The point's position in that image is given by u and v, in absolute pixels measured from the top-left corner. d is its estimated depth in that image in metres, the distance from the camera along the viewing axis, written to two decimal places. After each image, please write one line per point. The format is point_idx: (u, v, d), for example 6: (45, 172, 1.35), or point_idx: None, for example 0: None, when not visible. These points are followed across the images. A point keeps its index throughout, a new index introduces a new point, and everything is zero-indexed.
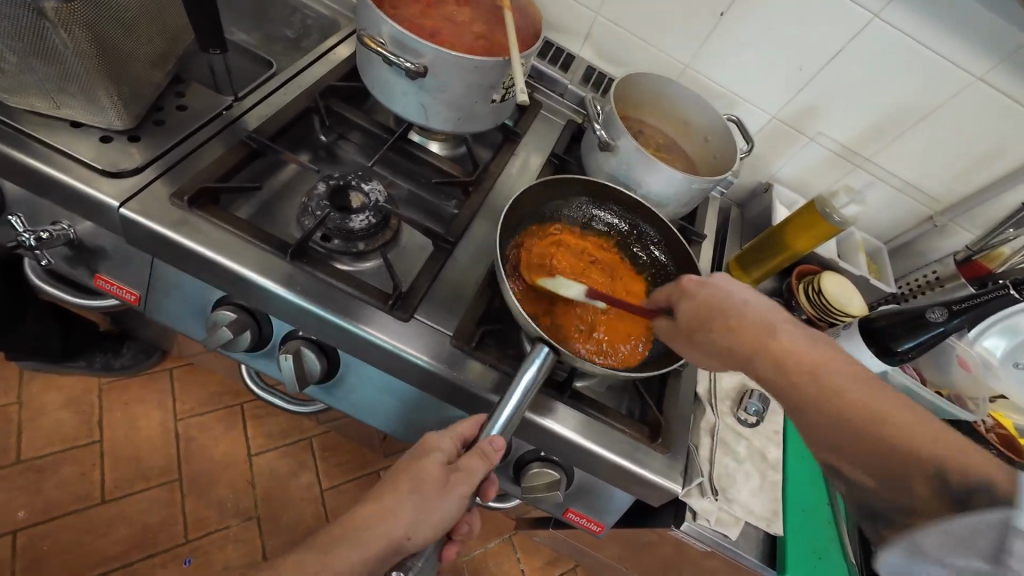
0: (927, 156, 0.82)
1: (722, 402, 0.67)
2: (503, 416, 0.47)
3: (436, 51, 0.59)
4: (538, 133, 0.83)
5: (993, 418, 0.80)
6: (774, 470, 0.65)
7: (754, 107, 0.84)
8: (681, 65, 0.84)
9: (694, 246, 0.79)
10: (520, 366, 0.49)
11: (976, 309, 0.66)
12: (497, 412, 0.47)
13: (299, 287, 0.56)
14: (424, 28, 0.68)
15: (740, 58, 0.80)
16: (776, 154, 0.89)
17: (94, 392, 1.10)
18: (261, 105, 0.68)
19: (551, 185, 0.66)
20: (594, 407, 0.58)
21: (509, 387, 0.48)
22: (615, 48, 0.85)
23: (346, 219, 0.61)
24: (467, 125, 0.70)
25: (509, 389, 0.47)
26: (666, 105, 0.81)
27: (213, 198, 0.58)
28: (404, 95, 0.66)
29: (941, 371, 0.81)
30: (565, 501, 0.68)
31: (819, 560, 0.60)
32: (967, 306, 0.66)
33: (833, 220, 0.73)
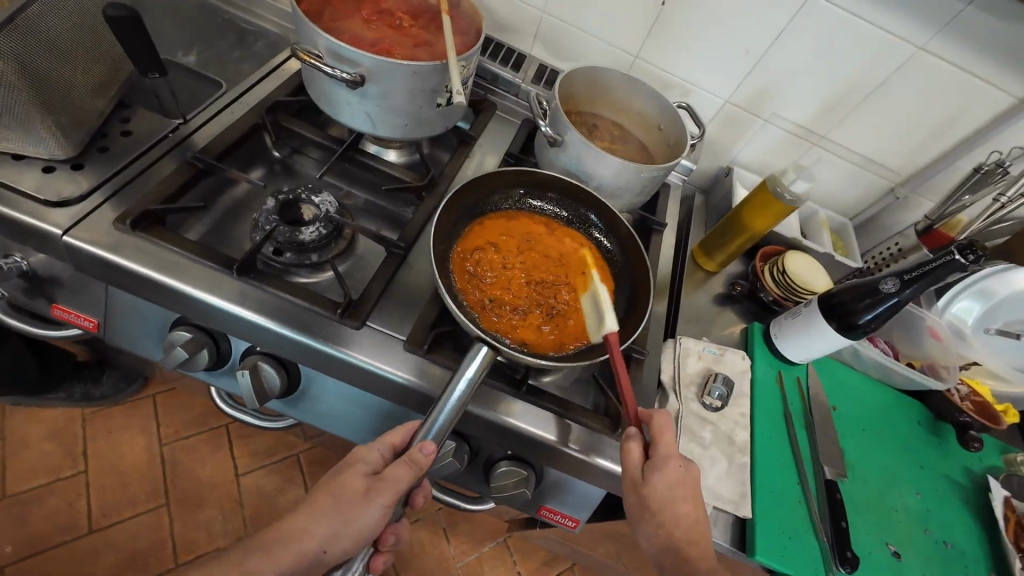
0: (883, 130, 0.82)
1: (686, 388, 0.66)
2: (438, 422, 0.45)
3: (371, 59, 0.60)
4: (494, 133, 0.84)
5: (967, 385, 0.81)
6: (743, 453, 0.63)
7: (706, 94, 0.85)
8: (630, 58, 0.84)
9: (655, 235, 0.80)
10: (465, 360, 0.49)
11: (926, 277, 0.61)
12: (434, 412, 0.45)
13: (249, 301, 0.56)
14: (365, 38, 0.68)
15: (687, 45, 0.81)
16: (734, 139, 0.89)
17: (77, 423, 1.10)
18: (211, 125, 0.68)
19: (495, 174, 0.68)
20: (554, 402, 0.59)
21: (452, 379, 0.47)
22: (565, 46, 0.86)
23: (296, 231, 0.62)
24: (416, 131, 0.71)
25: (452, 381, 0.46)
26: (617, 98, 0.82)
27: (158, 220, 0.58)
28: (349, 106, 0.67)
29: (913, 344, 0.83)
30: (536, 498, 0.68)
31: (790, 539, 0.58)
32: (918, 274, 0.62)
33: (786, 199, 0.72)
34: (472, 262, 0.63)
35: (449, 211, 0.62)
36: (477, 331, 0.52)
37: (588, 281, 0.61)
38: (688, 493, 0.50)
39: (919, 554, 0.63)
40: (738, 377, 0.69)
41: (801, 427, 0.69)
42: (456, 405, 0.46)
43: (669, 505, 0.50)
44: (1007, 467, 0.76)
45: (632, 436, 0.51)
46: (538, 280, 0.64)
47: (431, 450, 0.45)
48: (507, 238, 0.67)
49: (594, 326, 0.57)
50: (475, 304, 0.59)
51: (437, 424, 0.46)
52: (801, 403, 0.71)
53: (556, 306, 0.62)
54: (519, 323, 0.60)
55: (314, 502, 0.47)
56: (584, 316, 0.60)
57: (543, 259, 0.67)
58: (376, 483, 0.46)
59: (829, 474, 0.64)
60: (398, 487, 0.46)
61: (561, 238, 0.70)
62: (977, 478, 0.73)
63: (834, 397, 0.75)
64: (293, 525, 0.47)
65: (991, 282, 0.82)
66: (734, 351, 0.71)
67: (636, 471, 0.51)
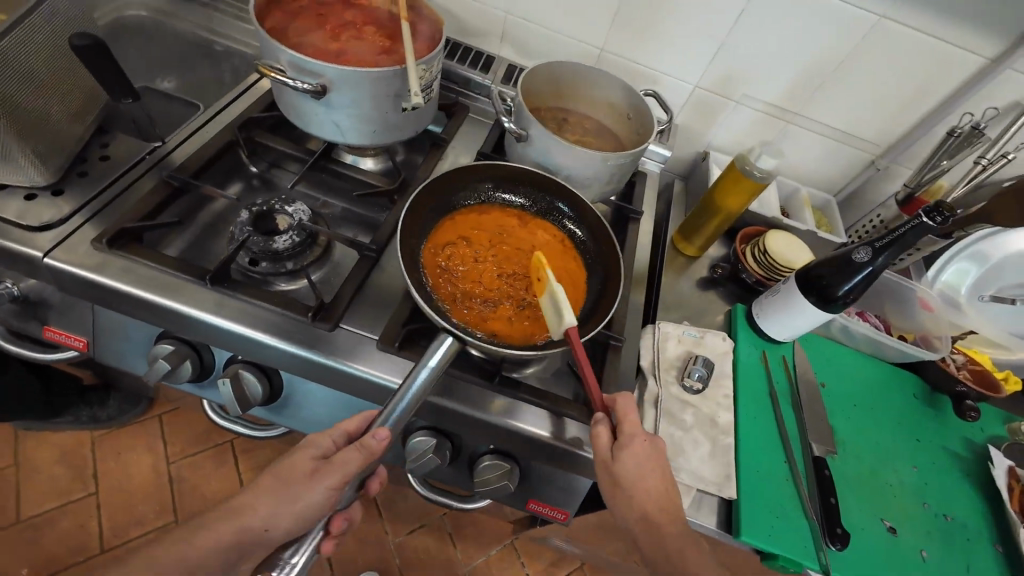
0: (855, 102, 0.81)
1: (666, 372, 0.66)
2: (397, 409, 0.46)
3: (330, 68, 0.61)
4: (467, 136, 0.86)
5: (964, 354, 0.79)
6: (726, 434, 0.63)
7: (674, 80, 0.85)
8: (596, 50, 0.85)
9: (632, 223, 0.81)
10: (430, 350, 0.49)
11: (897, 243, 0.60)
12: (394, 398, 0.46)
13: (225, 311, 0.58)
14: (329, 50, 0.70)
15: (650, 34, 0.81)
16: (707, 123, 0.89)
17: (86, 446, 1.13)
18: (186, 144, 0.70)
19: (463, 170, 0.69)
20: (529, 392, 0.59)
21: (415, 368, 0.47)
22: (531, 44, 0.87)
23: (269, 240, 0.64)
24: (385, 136, 0.72)
25: (415, 369, 0.47)
26: (586, 90, 0.82)
27: (135, 237, 0.60)
28: (317, 116, 0.68)
29: (906, 316, 0.82)
30: (523, 492, 0.68)
31: (778, 518, 0.57)
32: (888, 241, 0.61)
33: (755, 176, 0.71)
34: (443, 258, 0.64)
35: (417, 209, 0.63)
36: (442, 323, 0.52)
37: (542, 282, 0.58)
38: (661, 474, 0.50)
39: (915, 529, 0.62)
40: (720, 359, 0.69)
41: (787, 405, 0.68)
42: (418, 392, 0.47)
43: (641, 487, 0.49)
44: (1011, 436, 0.74)
45: (599, 421, 0.52)
46: (510, 272, 0.65)
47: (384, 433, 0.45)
48: (479, 233, 0.68)
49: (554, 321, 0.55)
50: (446, 298, 0.60)
51: (397, 413, 0.46)
52: (788, 381, 0.70)
53: (526, 299, 0.62)
54: (490, 315, 0.60)
55: (275, 490, 0.47)
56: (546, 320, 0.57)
57: (515, 251, 0.67)
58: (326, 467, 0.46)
59: (818, 451, 0.63)
60: (351, 476, 0.46)
61: (533, 231, 0.70)
62: (977, 449, 0.71)
63: (822, 373, 0.73)
64: (261, 520, 0.47)
65: (983, 246, 0.78)
66: (714, 333, 0.71)
67: (608, 452, 0.51)
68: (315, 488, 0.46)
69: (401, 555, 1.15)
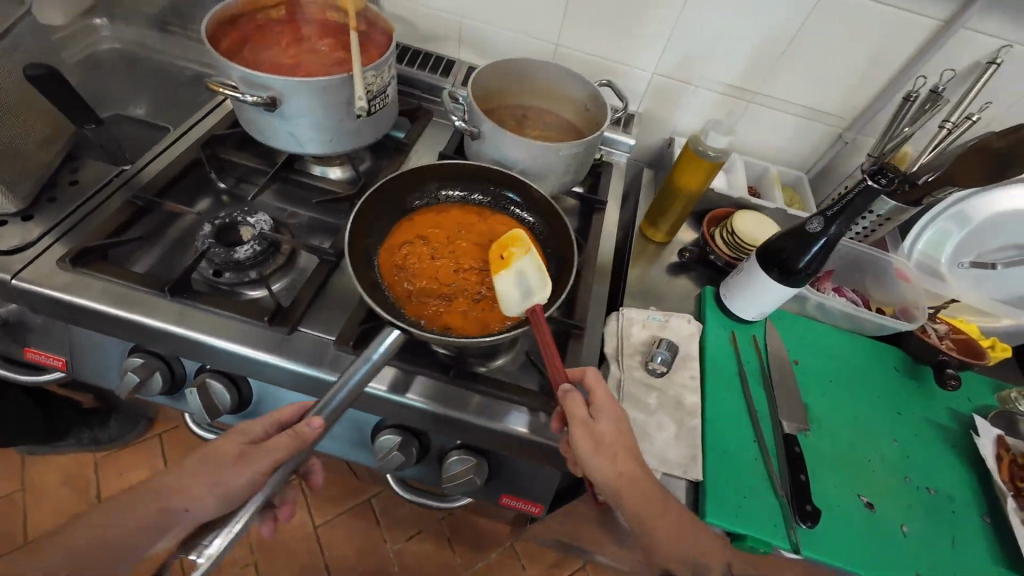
0: (815, 76, 0.80)
1: (629, 357, 0.66)
2: (333, 399, 0.47)
3: (279, 80, 0.63)
4: (430, 139, 0.87)
5: (947, 323, 0.76)
6: (693, 416, 0.62)
7: (632, 69, 0.86)
8: (552, 46, 0.86)
9: (597, 213, 0.81)
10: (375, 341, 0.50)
11: (848, 208, 0.59)
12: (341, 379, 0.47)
13: (185, 321, 0.60)
14: (284, 65, 0.72)
15: (602, 25, 0.82)
16: (670, 109, 0.89)
17: (90, 467, 1.16)
18: (152, 164, 0.73)
19: (419, 170, 0.69)
20: (487, 383, 0.60)
21: (359, 358, 0.48)
22: (489, 45, 0.89)
23: (230, 251, 0.65)
24: (342, 143, 0.74)
25: (358, 360, 0.48)
26: (542, 85, 0.83)
27: (100, 255, 0.63)
28: (274, 128, 0.70)
29: (886, 289, 0.80)
30: (495, 486, 0.69)
31: (744, 498, 0.56)
32: (838, 208, 0.60)
33: (709, 155, 0.71)
34: (400, 257, 0.65)
35: (370, 211, 0.64)
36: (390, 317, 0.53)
37: (506, 262, 0.61)
38: (612, 458, 0.49)
39: (895, 504, 0.60)
40: (686, 341, 0.68)
41: (758, 385, 0.66)
42: (358, 381, 0.48)
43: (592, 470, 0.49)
44: (1001, 405, 0.71)
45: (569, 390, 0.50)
46: (466, 268, 0.65)
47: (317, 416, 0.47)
48: (438, 231, 0.68)
49: (517, 303, 0.59)
50: (404, 296, 0.61)
51: (333, 402, 0.47)
52: (758, 360, 0.69)
53: (482, 293, 0.63)
54: (445, 311, 0.61)
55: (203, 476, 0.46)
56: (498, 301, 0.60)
57: (473, 247, 0.68)
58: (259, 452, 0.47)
59: (789, 428, 0.62)
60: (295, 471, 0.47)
61: (492, 225, 0.70)
62: (963, 419, 0.69)
63: (796, 351, 0.72)
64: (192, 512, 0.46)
65: (965, 207, 0.77)
66: (679, 316, 0.70)
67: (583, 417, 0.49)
68: (245, 472, 0.46)
69: (400, 562, 1.15)
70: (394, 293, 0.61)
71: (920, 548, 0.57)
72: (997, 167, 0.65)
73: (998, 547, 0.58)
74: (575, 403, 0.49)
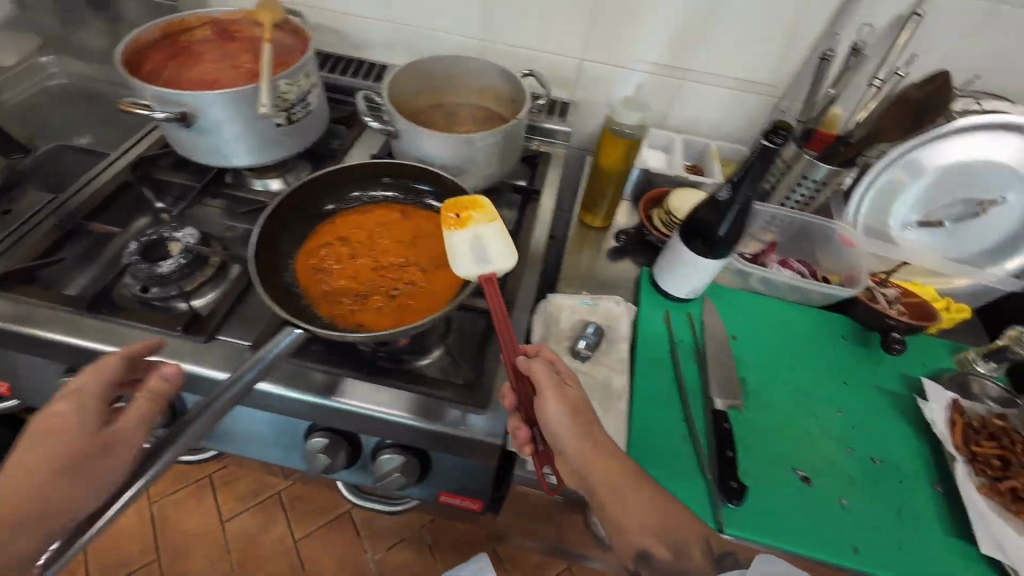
0: (741, 46, 0.78)
1: (555, 343, 0.64)
2: (224, 394, 0.48)
3: (189, 96, 0.65)
4: (365, 143, 0.85)
5: (900, 288, 0.74)
6: (619, 399, 0.60)
7: (559, 57, 0.85)
8: (477, 41, 0.86)
9: (530, 203, 0.80)
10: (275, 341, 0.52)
11: (750, 173, 0.56)
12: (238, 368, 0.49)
13: (103, 336, 0.60)
14: (203, 82, 0.74)
15: (521, 15, 0.81)
16: (603, 94, 0.88)
17: None
18: (84, 188, 0.75)
19: (339, 172, 0.69)
20: (403, 379, 0.59)
21: (254, 357, 0.50)
22: (417, 47, 0.89)
23: (154, 266, 0.66)
24: (266, 153, 0.75)
25: (252, 359, 0.50)
26: (465, 82, 0.83)
27: (25, 278, 0.64)
28: (196, 143, 0.72)
29: (835, 258, 0.78)
30: (433, 484, 0.68)
31: (668, 480, 0.54)
32: (742, 173, 0.57)
33: (625, 134, 0.70)
34: (317, 259, 0.65)
35: (285, 216, 0.64)
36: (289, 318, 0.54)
37: (464, 222, 0.59)
38: None
39: (836, 476, 0.57)
40: (617, 324, 0.67)
41: (691, 364, 0.65)
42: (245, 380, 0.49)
43: None
44: (960, 367, 0.68)
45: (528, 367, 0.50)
46: (385, 266, 0.65)
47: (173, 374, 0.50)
48: (360, 232, 0.68)
49: (470, 265, 0.57)
50: (318, 298, 0.61)
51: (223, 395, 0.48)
52: (693, 339, 0.67)
53: (399, 290, 0.62)
54: (359, 310, 0.60)
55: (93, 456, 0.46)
56: (447, 255, 0.58)
57: (394, 245, 0.67)
58: (113, 433, 0.46)
59: (720, 405, 0.60)
60: None
61: (416, 222, 0.70)
62: (914, 384, 0.66)
63: (735, 327, 0.70)
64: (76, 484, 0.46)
65: (916, 158, 0.71)
66: (609, 298, 0.68)
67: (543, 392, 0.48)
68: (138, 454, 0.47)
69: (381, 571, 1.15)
70: (307, 296, 0.61)
71: (862, 520, 0.54)
72: (917, 119, 0.66)
73: (948, 516, 0.55)
74: (545, 375, 0.49)
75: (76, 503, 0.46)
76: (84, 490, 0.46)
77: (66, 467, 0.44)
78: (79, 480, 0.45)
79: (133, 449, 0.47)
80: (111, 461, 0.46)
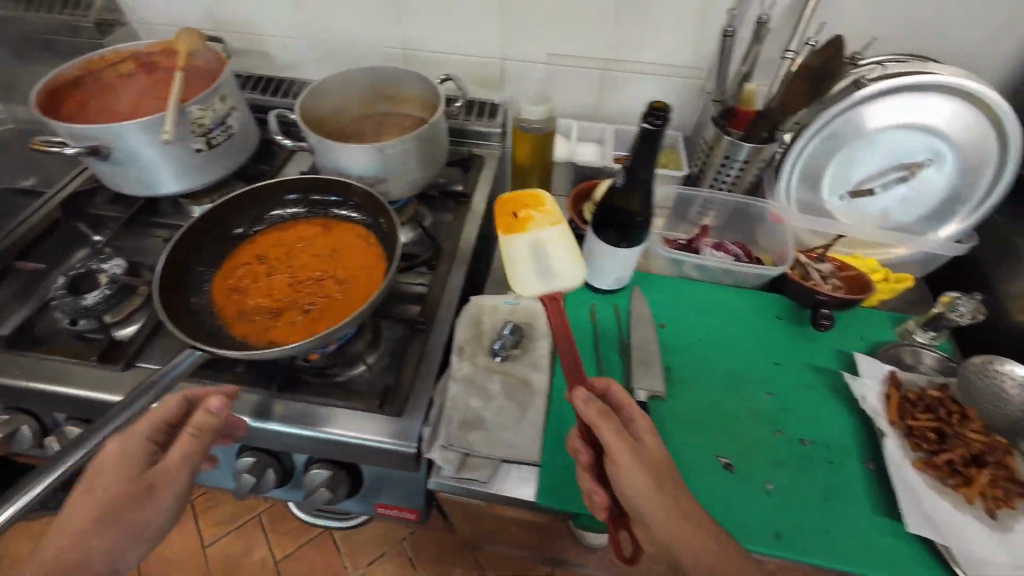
0: (655, 31, 0.78)
1: (476, 345, 0.63)
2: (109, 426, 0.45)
3: (96, 128, 0.65)
4: (298, 163, 0.88)
5: (836, 261, 0.71)
6: (537, 397, 0.59)
7: (480, 58, 0.85)
8: (398, 51, 0.86)
9: (459, 206, 0.80)
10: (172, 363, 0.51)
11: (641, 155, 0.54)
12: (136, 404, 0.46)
13: (27, 373, 0.61)
14: (123, 115, 0.75)
15: (436, 21, 0.82)
16: (530, 92, 0.88)
17: None
18: (19, 230, 0.76)
19: (254, 191, 0.69)
20: (316, 393, 0.59)
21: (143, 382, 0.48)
22: (342, 61, 0.90)
23: (79, 298, 0.66)
24: (190, 179, 0.76)
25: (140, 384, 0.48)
26: (384, 91, 0.83)
27: None
28: (117, 175, 0.73)
29: (772, 236, 0.76)
30: (369, 497, 0.67)
31: None
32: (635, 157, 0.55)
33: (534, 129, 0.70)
34: (234, 280, 0.65)
35: (198, 240, 0.65)
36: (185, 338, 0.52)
37: (525, 224, 0.66)
38: None
39: (762, 461, 0.55)
40: (538, 321, 0.65)
41: (614, 357, 0.63)
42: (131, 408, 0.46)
43: None
44: (901, 339, 0.66)
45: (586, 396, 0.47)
46: (301, 281, 0.65)
47: (219, 407, 0.47)
48: (279, 249, 0.69)
49: (532, 277, 0.62)
50: (232, 318, 0.61)
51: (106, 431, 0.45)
52: (618, 330, 0.66)
53: (312, 303, 0.62)
54: (272, 326, 0.60)
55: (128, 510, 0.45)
56: (508, 262, 0.63)
57: (312, 259, 0.68)
58: (158, 474, 0.46)
59: (640, 395, 0.58)
60: None
61: (335, 235, 0.70)
62: (850, 359, 0.64)
63: (664, 315, 0.68)
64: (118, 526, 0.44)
65: (838, 127, 0.67)
66: (531, 295, 0.67)
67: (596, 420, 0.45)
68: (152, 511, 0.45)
69: None
70: (219, 318, 0.61)
71: (788, 506, 0.52)
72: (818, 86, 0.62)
73: (880, 495, 0.53)
74: (616, 430, 0.45)
75: (110, 552, 0.44)
76: (122, 534, 0.44)
77: (111, 515, 0.44)
78: (117, 527, 0.44)
79: (177, 488, 0.47)
80: (149, 504, 0.45)
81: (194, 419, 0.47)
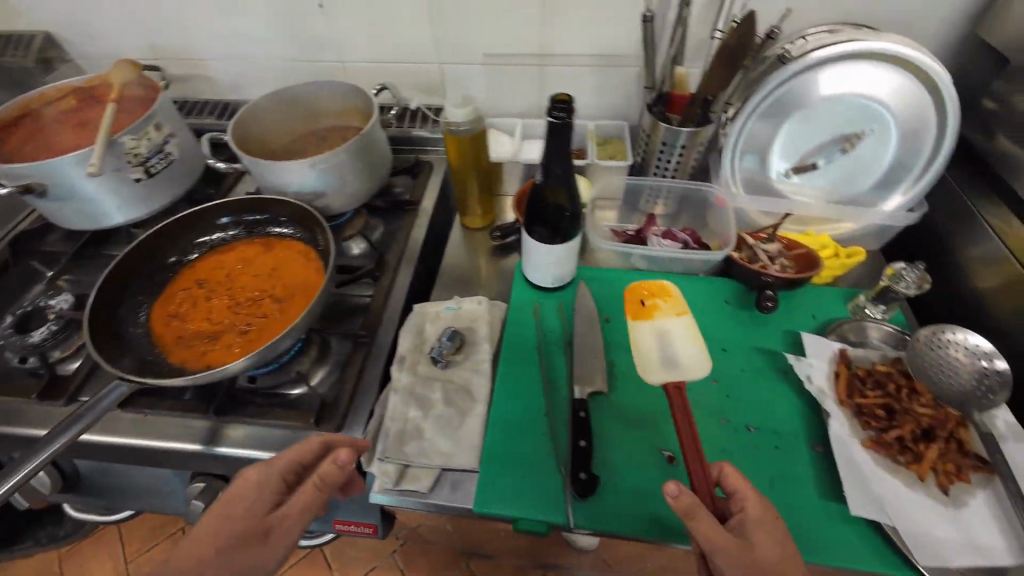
0: (587, 22, 0.77)
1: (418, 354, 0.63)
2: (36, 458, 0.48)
3: (28, 167, 0.66)
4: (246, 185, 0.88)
5: (785, 239, 0.70)
6: (477, 402, 0.58)
7: (417, 65, 0.85)
8: (337, 64, 0.86)
9: (404, 215, 0.79)
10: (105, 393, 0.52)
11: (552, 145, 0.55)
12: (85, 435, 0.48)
13: None
14: (63, 150, 0.75)
15: (368, 31, 0.81)
16: (472, 94, 0.87)
17: (57, 564, 1.21)
18: None
19: (190, 216, 0.70)
20: (255, 414, 0.58)
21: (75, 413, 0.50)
22: (283, 79, 0.90)
23: (25, 336, 0.67)
24: (133, 209, 0.76)
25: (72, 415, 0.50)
26: (321, 105, 0.83)
27: None
28: (59, 211, 0.73)
29: (718, 220, 0.75)
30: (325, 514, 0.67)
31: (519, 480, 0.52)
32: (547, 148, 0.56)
33: (462, 131, 0.70)
34: (173, 305, 0.65)
35: (135, 269, 0.65)
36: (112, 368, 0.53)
37: (650, 312, 0.65)
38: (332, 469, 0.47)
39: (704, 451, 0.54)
40: (480, 324, 0.65)
41: (556, 354, 0.62)
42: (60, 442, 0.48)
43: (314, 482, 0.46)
44: (853, 315, 0.64)
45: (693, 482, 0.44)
46: (239, 302, 0.65)
47: (347, 462, 0.44)
48: (219, 272, 0.69)
49: (660, 367, 0.60)
50: (168, 344, 0.61)
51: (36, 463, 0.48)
52: (561, 328, 0.65)
53: (249, 324, 0.62)
54: (208, 349, 0.60)
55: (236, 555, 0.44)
56: (635, 350, 0.62)
57: (251, 279, 0.67)
58: (279, 520, 0.46)
59: (579, 393, 0.57)
60: None
61: (274, 253, 0.70)
62: (797, 339, 0.62)
63: (609, 308, 0.67)
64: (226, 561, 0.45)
65: (782, 96, 0.64)
66: (472, 299, 0.67)
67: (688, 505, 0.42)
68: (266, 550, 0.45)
69: None
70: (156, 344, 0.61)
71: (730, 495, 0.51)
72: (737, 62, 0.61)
73: (827, 478, 0.51)
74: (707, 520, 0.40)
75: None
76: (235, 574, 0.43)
77: (231, 552, 0.44)
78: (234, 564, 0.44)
79: (290, 543, 0.45)
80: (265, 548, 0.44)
81: (321, 470, 0.45)
